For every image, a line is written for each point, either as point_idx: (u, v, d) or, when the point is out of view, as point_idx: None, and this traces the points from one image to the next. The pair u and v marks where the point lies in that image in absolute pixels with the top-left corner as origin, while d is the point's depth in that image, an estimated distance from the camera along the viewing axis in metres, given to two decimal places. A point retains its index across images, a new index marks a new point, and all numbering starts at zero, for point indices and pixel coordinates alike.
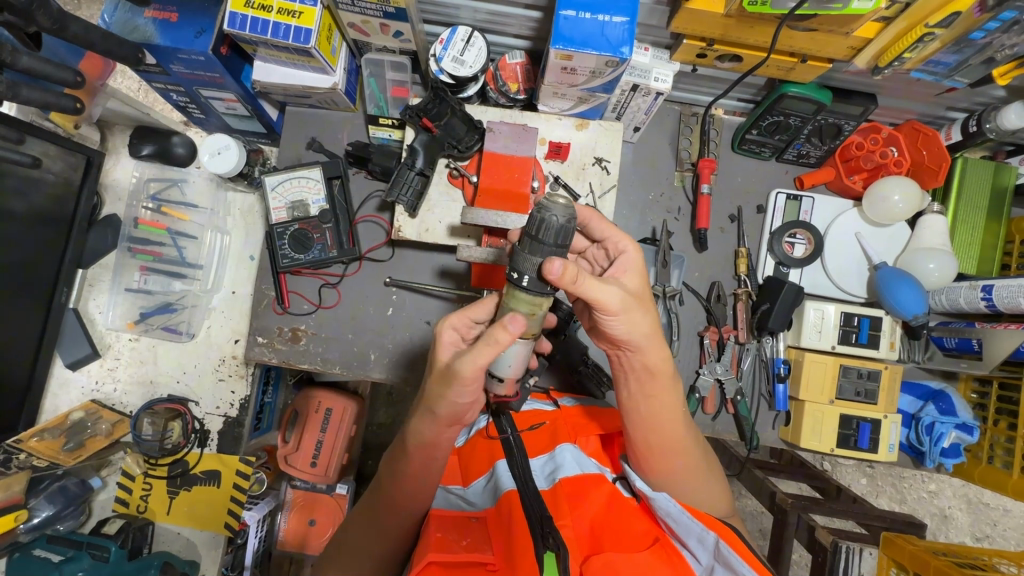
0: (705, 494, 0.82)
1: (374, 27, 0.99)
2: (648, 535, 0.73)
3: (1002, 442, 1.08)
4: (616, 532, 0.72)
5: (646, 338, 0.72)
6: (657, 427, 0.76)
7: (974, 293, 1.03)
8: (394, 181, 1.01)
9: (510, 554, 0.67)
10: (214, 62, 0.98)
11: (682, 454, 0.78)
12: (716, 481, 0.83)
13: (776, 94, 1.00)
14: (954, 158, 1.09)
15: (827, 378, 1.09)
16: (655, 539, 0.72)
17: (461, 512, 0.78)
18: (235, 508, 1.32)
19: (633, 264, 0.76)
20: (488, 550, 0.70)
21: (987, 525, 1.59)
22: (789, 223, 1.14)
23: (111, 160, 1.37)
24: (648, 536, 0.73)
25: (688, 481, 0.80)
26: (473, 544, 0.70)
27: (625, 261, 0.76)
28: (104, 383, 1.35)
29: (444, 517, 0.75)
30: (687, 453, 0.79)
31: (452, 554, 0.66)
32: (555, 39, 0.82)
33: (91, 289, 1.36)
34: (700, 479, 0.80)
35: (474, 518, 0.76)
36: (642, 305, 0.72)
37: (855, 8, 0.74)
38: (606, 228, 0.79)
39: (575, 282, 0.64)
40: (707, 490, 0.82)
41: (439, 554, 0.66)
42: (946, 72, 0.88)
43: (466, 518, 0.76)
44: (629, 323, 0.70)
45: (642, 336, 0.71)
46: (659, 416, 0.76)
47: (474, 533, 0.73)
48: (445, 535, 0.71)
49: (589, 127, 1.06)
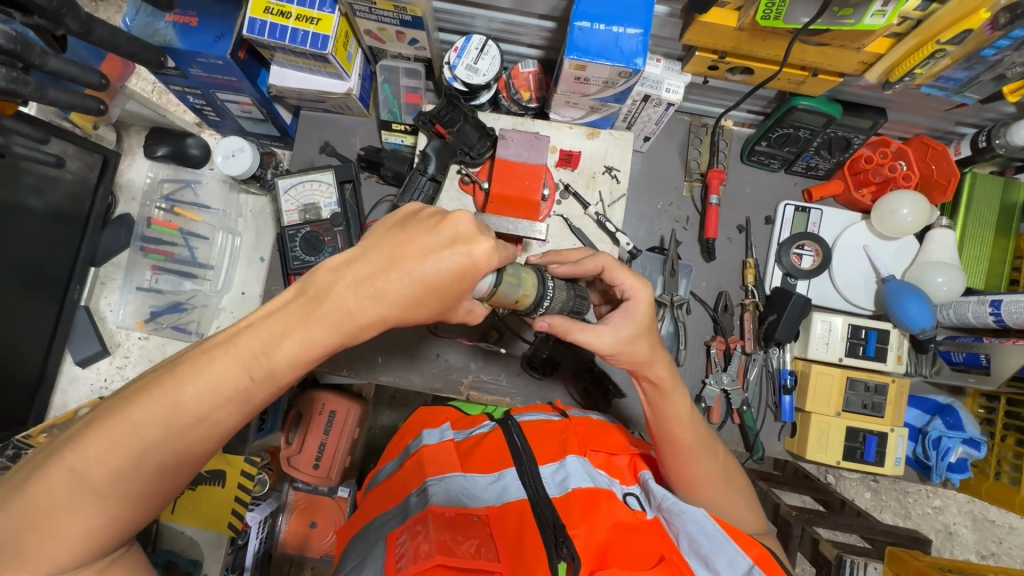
0: (737, 510, 0.82)
1: (390, 35, 1.01)
2: (653, 551, 0.73)
3: (1009, 458, 1.08)
4: (624, 549, 0.73)
5: (650, 358, 0.74)
6: (683, 438, 0.77)
7: (983, 308, 1.03)
8: (406, 185, 1.04)
9: (520, 563, 0.71)
10: (231, 66, 0.99)
11: (705, 464, 0.79)
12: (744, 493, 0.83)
13: (786, 107, 1.01)
14: (962, 174, 1.09)
15: (834, 390, 1.09)
16: (661, 556, 0.71)
17: (461, 506, 0.77)
18: (239, 508, 1.33)
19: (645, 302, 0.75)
20: (493, 554, 0.72)
21: (993, 543, 1.58)
22: (797, 235, 1.15)
23: (126, 160, 1.39)
24: (654, 553, 0.72)
25: (716, 492, 0.80)
26: (476, 549, 0.71)
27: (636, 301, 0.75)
28: (113, 380, 1.36)
29: (448, 514, 0.74)
30: (714, 461, 0.79)
31: (460, 559, 0.68)
32: (570, 50, 0.83)
33: (102, 287, 1.38)
34: (727, 488, 0.81)
35: (475, 516, 0.76)
36: (643, 329, 0.74)
37: (867, 24, 0.74)
38: (630, 278, 0.76)
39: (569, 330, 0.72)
40: (739, 506, 0.82)
41: (447, 557, 0.67)
42: (956, 88, 0.89)
43: (468, 515, 0.76)
44: (634, 352, 0.74)
45: (651, 361, 0.74)
46: (683, 426, 0.77)
47: (479, 536, 0.74)
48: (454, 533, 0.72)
49: (600, 137, 1.08)
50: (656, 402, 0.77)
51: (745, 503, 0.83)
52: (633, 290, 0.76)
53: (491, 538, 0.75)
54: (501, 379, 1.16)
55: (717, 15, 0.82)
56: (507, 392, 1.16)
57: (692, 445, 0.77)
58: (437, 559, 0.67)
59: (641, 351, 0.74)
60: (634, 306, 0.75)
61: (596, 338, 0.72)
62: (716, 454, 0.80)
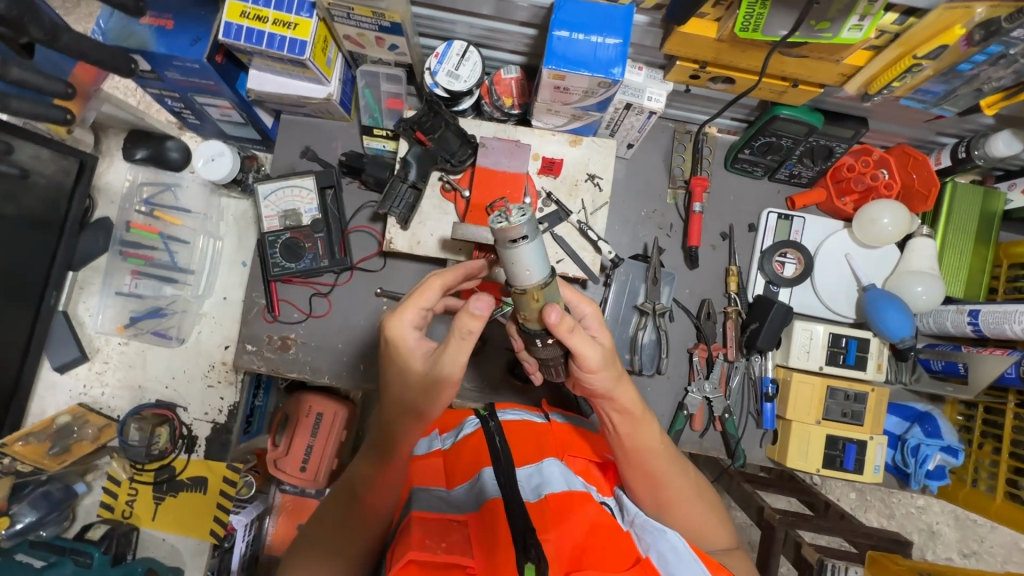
0: (704, 527, 0.83)
1: (370, 40, 1.00)
2: (630, 556, 0.70)
3: (986, 464, 1.09)
4: (601, 552, 0.69)
5: (617, 386, 0.74)
6: (647, 456, 0.79)
7: (961, 317, 1.04)
8: (387, 193, 1.03)
9: (491, 560, 0.66)
10: (208, 70, 0.98)
11: (672, 484, 0.81)
12: (712, 512, 0.84)
13: (767, 116, 1.01)
14: (944, 183, 1.10)
15: (814, 398, 1.10)
16: (637, 560, 0.69)
17: (438, 511, 0.75)
18: (221, 515, 1.31)
19: (598, 320, 0.76)
20: (467, 553, 0.68)
21: (974, 542, 1.60)
22: (779, 243, 1.15)
23: (105, 162, 1.37)
24: (631, 557, 0.69)
25: (681, 509, 0.82)
26: (449, 546, 0.67)
27: (590, 318, 0.75)
28: (91, 387, 1.34)
29: (421, 518, 0.71)
30: (684, 481, 0.82)
31: (431, 554, 0.65)
32: (548, 59, 0.82)
33: (81, 291, 1.35)
34: (697, 509, 0.83)
35: (451, 520, 0.73)
36: (613, 358, 0.74)
37: (845, 37, 0.74)
38: (573, 294, 0.76)
39: (570, 334, 0.68)
40: (706, 523, 0.83)
41: (417, 553, 0.64)
42: (936, 100, 0.89)
43: (443, 519, 0.72)
44: (604, 377, 0.73)
45: (616, 387, 0.74)
46: (645, 439, 0.79)
47: (451, 535, 0.70)
48: (426, 534, 0.68)
49: (582, 144, 1.07)
50: (626, 424, 0.78)
51: (715, 521, 0.84)
52: (577, 307, 0.75)
53: (465, 538, 0.70)
54: (485, 386, 1.16)
55: (698, 26, 0.81)
56: (490, 398, 1.16)
57: (660, 467, 0.80)
58: (408, 555, 0.64)
59: (614, 369, 0.74)
60: (592, 322, 0.76)
61: (589, 347, 0.69)
62: (685, 474, 0.83)
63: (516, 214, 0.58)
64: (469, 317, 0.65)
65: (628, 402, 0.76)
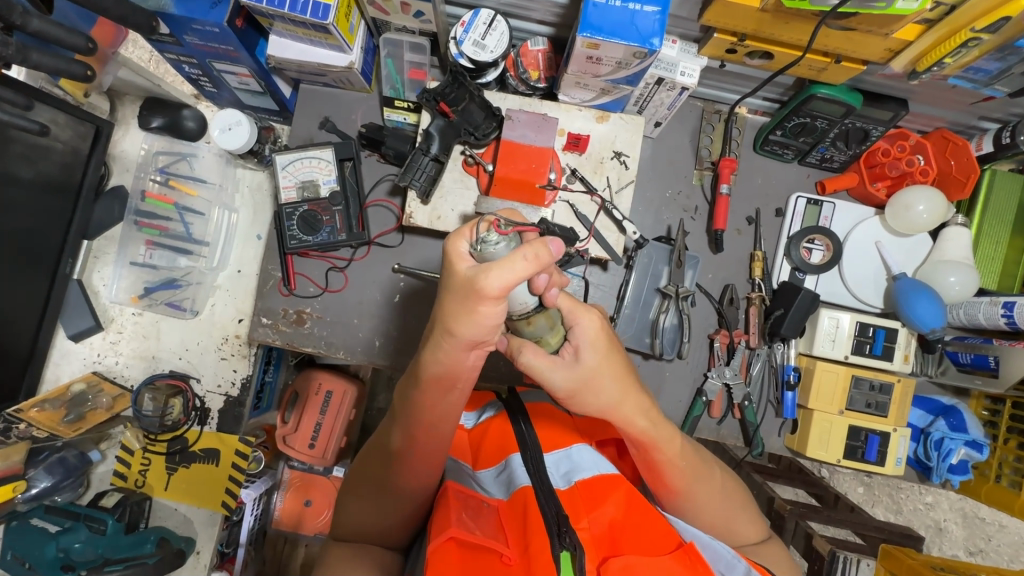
0: (734, 528, 0.82)
1: (395, 6, 0.96)
2: (670, 539, 0.70)
3: (1010, 461, 1.07)
4: (637, 535, 0.70)
5: (619, 397, 0.74)
6: (670, 468, 0.78)
7: (994, 309, 1.00)
8: (408, 165, 1.00)
9: (526, 552, 0.65)
10: (228, 34, 0.95)
11: (704, 487, 0.80)
12: (741, 510, 0.83)
13: (804, 95, 0.97)
14: (982, 170, 1.06)
15: (838, 387, 1.08)
16: (678, 545, 0.69)
17: (474, 492, 0.75)
18: (233, 487, 1.32)
19: (593, 336, 0.72)
20: (504, 540, 0.68)
21: (982, 540, 1.57)
22: (807, 229, 1.12)
23: (120, 130, 1.35)
24: (672, 540, 0.70)
25: (715, 515, 0.81)
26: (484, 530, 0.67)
27: (581, 333, 0.72)
28: (106, 356, 1.34)
29: (458, 491, 0.73)
30: (709, 481, 0.81)
31: (469, 534, 0.65)
32: (583, 27, 0.79)
33: (96, 261, 1.34)
34: (724, 509, 0.82)
35: (485, 502, 0.73)
36: (611, 373, 0.73)
37: (898, 8, 0.71)
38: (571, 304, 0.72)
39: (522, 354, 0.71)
40: (736, 523, 0.82)
41: (459, 528, 0.64)
42: (985, 80, 0.87)
43: (478, 497, 0.74)
44: (604, 391, 0.73)
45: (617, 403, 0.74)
46: (670, 450, 0.77)
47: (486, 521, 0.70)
48: (461, 508, 0.70)
49: (610, 120, 1.04)
50: (645, 445, 0.76)
51: (741, 518, 0.83)
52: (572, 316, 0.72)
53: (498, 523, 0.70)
54: (501, 365, 1.14)
55: None
56: (506, 379, 1.15)
57: (678, 476, 0.78)
58: (447, 532, 0.64)
59: (604, 387, 0.73)
60: (581, 338, 0.72)
61: (554, 371, 0.71)
62: (710, 476, 0.81)
63: (493, 241, 0.61)
64: (540, 248, 0.59)
65: (640, 411, 0.75)
